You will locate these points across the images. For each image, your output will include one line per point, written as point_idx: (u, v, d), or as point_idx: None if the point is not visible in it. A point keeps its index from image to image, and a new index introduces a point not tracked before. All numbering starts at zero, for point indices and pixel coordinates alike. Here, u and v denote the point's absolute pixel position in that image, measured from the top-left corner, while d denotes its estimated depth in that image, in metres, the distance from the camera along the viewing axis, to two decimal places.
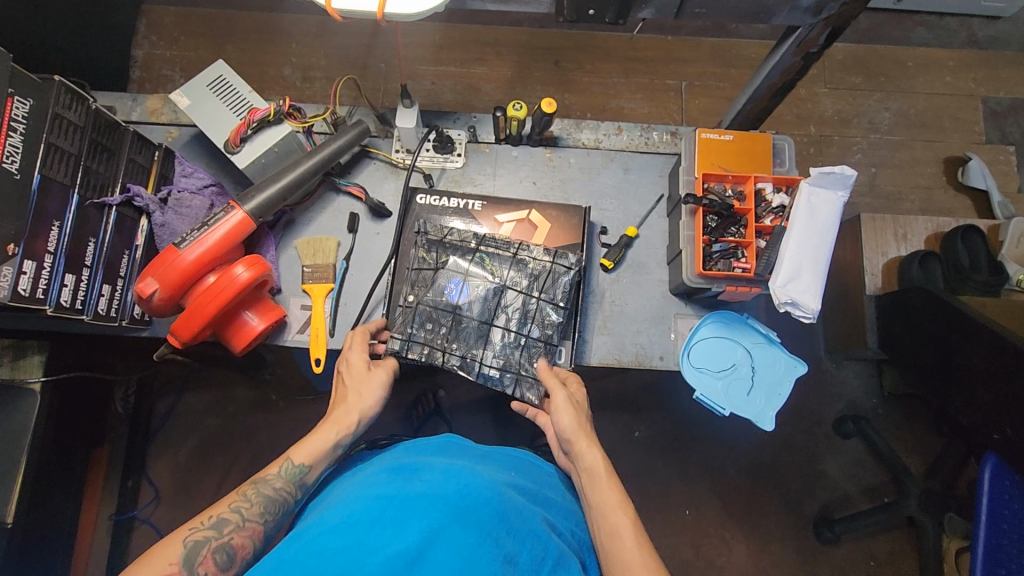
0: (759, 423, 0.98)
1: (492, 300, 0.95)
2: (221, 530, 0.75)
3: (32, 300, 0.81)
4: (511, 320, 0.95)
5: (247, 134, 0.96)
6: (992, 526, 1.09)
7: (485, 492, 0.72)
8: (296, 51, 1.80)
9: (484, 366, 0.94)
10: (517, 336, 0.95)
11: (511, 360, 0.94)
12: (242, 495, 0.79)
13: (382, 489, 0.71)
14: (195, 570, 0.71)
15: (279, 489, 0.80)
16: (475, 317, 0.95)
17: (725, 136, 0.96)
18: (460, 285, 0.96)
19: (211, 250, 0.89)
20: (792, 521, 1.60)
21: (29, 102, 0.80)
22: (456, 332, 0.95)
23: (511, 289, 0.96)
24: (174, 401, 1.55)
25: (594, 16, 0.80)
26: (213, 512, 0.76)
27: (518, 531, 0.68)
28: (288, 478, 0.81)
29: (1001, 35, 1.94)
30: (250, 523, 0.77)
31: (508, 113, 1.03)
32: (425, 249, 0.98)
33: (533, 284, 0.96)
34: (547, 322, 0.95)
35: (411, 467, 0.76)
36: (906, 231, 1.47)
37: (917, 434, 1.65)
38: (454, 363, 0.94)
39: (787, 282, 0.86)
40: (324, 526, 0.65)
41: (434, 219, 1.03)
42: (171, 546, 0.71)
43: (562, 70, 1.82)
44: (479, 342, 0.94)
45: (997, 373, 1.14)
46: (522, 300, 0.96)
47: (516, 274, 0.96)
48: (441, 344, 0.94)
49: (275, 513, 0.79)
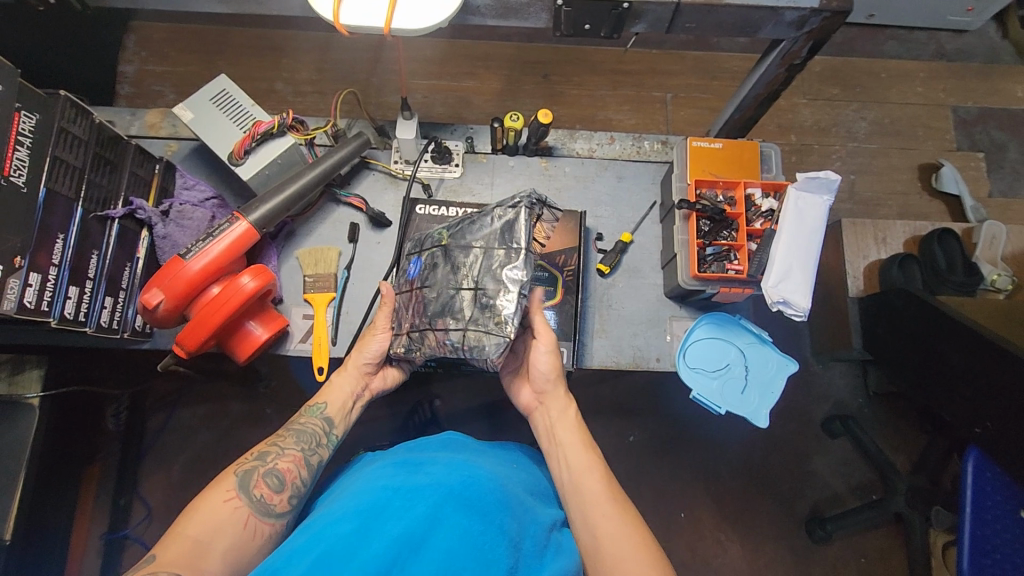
0: (753, 421, 1.01)
1: (450, 264, 0.90)
2: (266, 459, 0.84)
3: (37, 313, 0.81)
4: (470, 278, 0.88)
5: (251, 146, 0.97)
6: (977, 516, 1.13)
7: (487, 484, 0.74)
8: (286, 66, 1.82)
9: (452, 333, 0.86)
10: (484, 295, 0.86)
11: (481, 321, 0.85)
12: (279, 435, 0.89)
13: (388, 481, 0.73)
14: (252, 493, 0.79)
15: (311, 424, 0.91)
16: (439, 284, 0.90)
17: (715, 144, 0.99)
18: (416, 262, 0.96)
19: (215, 260, 0.90)
20: (785, 521, 1.63)
21: (36, 116, 0.80)
22: (426, 308, 0.90)
23: (473, 249, 0.89)
24: (167, 416, 1.54)
25: (591, 31, 0.83)
26: (255, 450, 0.86)
27: (522, 520, 0.72)
28: (311, 415, 0.92)
29: (967, 48, 2.04)
30: (290, 450, 0.87)
31: (506, 124, 1.06)
32: (409, 251, 1.00)
33: (495, 239, 0.89)
34: (514, 273, 0.86)
35: (416, 460, 0.79)
36: (885, 235, 1.54)
37: (902, 432, 1.70)
38: (428, 344, 0.89)
39: (779, 282, 0.89)
40: (334, 517, 0.67)
41: (424, 225, 1.06)
42: (226, 477, 0.80)
43: (551, 83, 1.86)
44: (445, 310, 0.87)
45: (975, 369, 1.19)
46: (484, 255, 0.88)
47: (477, 233, 0.90)
48: (415, 326, 0.91)
49: (309, 442, 0.89)
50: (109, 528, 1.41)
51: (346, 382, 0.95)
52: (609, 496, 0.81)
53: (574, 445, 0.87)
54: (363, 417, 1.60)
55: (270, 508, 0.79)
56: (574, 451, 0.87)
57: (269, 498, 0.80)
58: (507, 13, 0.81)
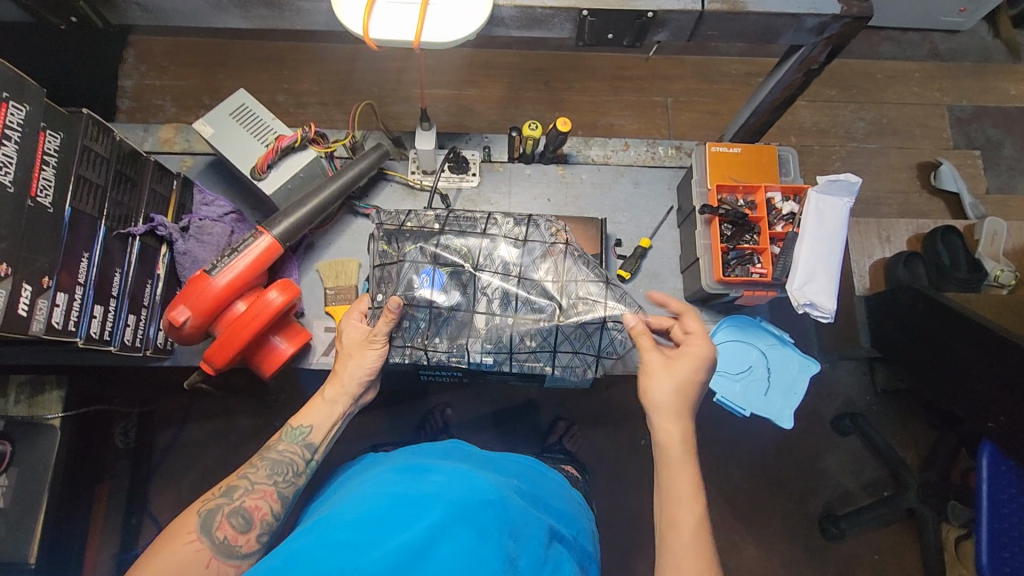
0: (778, 421, 1.02)
1: (469, 287, 0.95)
2: (232, 496, 0.78)
3: (64, 333, 0.81)
4: (487, 300, 0.95)
5: (274, 160, 0.97)
6: (993, 511, 1.12)
7: (492, 495, 0.74)
8: (287, 78, 1.82)
9: (475, 353, 0.94)
10: (501, 317, 0.94)
11: (501, 344, 0.94)
12: (251, 464, 0.83)
13: (392, 487, 0.73)
14: (214, 535, 0.74)
15: (285, 451, 0.85)
16: (453, 305, 0.95)
17: (733, 148, 1.00)
18: (433, 272, 0.95)
19: (241, 276, 0.90)
20: (798, 520, 1.64)
21: (60, 135, 0.80)
22: (438, 324, 0.95)
23: (486, 271, 0.95)
24: (176, 432, 1.52)
25: (614, 40, 0.84)
26: (222, 484, 0.79)
27: (521, 537, 0.71)
28: (290, 440, 0.86)
29: (960, 47, 2.07)
30: (260, 485, 0.81)
31: (524, 133, 1.06)
32: (385, 241, 0.98)
33: (511, 260, 0.96)
34: (530, 297, 0.95)
35: (421, 468, 0.79)
36: (890, 234, 1.60)
37: (911, 429, 1.72)
38: (442, 355, 0.95)
39: (804, 285, 0.89)
40: (339, 521, 0.67)
41: (425, 219, 1.00)
42: (186, 519, 0.74)
43: (553, 89, 1.87)
44: (464, 331, 0.95)
45: (987, 366, 1.20)
46: (501, 275, 0.95)
47: (490, 252, 0.97)
48: (427, 344, 0.95)
49: (283, 473, 0.83)
50: (119, 549, 1.39)
51: (337, 396, 0.90)
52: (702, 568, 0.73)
53: (678, 491, 0.79)
54: (376, 428, 1.59)
55: (233, 552, 0.75)
56: (679, 493, 0.79)
57: (232, 541, 0.75)
58: (531, 24, 0.81)
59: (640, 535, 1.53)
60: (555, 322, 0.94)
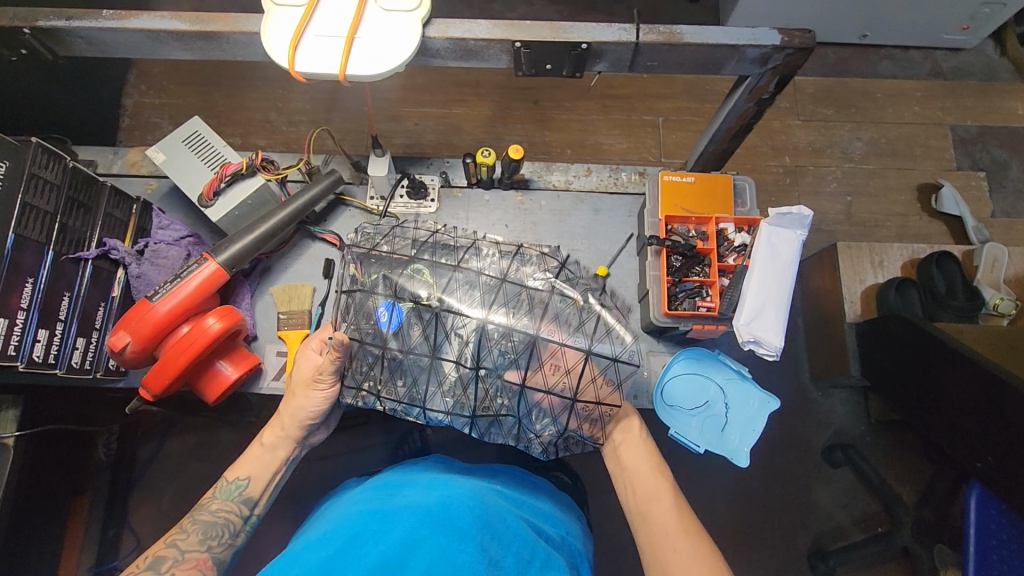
0: (734, 460, 0.98)
1: (430, 326, 0.90)
2: (160, 569, 0.75)
3: (3, 357, 0.82)
4: (452, 346, 0.89)
5: (221, 188, 0.99)
6: (981, 557, 1.07)
7: (467, 503, 0.79)
8: (279, 96, 1.84)
9: (432, 408, 0.90)
10: (467, 370, 0.89)
11: (460, 403, 0.91)
12: (177, 531, 0.81)
13: (368, 505, 0.78)
14: None
15: (217, 510, 0.85)
16: (415, 351, 0.89)
17: (687, 178, 0.99)
18: (393, 306, 0.90)
19: (183, 301, 0.91)
20: (787, 555, 1.57)
21: (4, 164, 0.82)
22: (396, 367, 0.91)
23: (453, 313, 0.90)
24: (156, 447, 1.52)
25: (553, 70, 0.83)
26: (148, 555, 0.77)
27: (503, 537, 0.76)
28: (224, 497, 0.86)
29: (964, 65, 2.01)
30: (191, 553, 0.79)
31: (477, 159, 1.07)
32: (355, 264, 0.99)
33: (486, 299, 0.92)
34: (501, 346, 0.89)
35: (394, 483, 0.84)
36: (882, 259, 1.46)
37: (907, 463, 1.63)
38: (398, 402, 0.92)
39: (750, 321, 0.88)
40: (320, 542, 0.72)
41: (400, 246, 0.99)
42: None
43: (541, 108, 1.87)
44: (426, 380, 0.90)
45: (976, 403, 1.12)
46: (473, 322, 0.90)
47: (464, 288, 0.93)
48: (376, 387, 0.92)
49: (217, 535, 0.83)
50: (95, 562, 1.39)
51: (273, 443, 0.91)
52: (682, 529, 0.82)
53: (661, 497, 0.85)
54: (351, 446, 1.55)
55: None
56: (657, 495, 0.86)
57: None
58: (466, 55, 0.81)
59: (623, 567, 1.46)
60: (522, 385, 0.89)
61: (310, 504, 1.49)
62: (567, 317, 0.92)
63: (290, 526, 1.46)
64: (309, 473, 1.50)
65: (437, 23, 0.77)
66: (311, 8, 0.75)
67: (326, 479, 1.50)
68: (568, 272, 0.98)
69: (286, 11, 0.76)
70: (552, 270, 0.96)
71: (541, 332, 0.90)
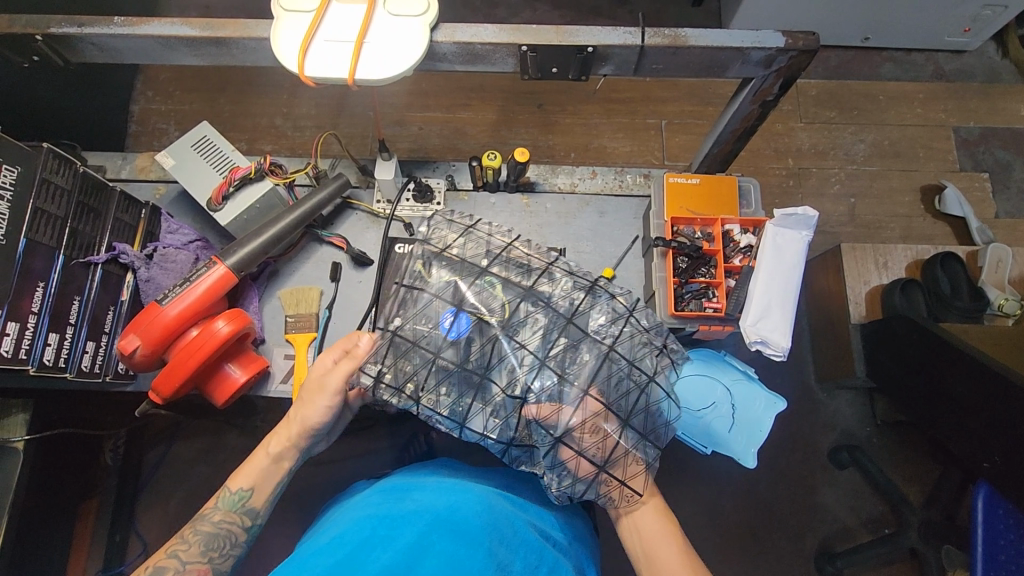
0: (743, 461, 0.98)
1: (490, 344, 0.87)
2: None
3: (15, 361, 0.83)
4: (506, 368, 0.86)
5: (229, 192, 1.01)
6: (990, 558, 1.05)
7: (477, 507, 0.79)
8: (285, 101, 1.85)
9: (470, 424, 0.86)
10: (513, 398, 0.85)
11: (500, 427, 0.86)
12: (180, 540, 0.82)
13: (377, 510, 0.78)
14: None
15: (218, 522, 0.85)
16: (466, 364, 0.87)
17: (692, 179, 0.99)
18: (457, 315, 0.89)
19: (193, 304, 0.91)
20: (793, 556, 1.57)
21: (16, 169, 0.82)
22: (446, 376, 0.87)
23: (513, 338, 0.87)
24: (163, 451, 1.52)
25: (559, 73, 0.84)
26: (151, 564, 0.79)
27: (512, 542, 0.77)
28: (227, 508, 0.86)
29: (966, 67, 2.01)
30: (192, 564, 0.80)
31: (483, 163, 1.06)
32: (423, 262, 0.93)
33: (548, 327, 0.88)
34: (548, 387, 0.85)
35: (405, 486, 0.84)
36: (886, 259, 1.47)
37: (914, 464, 1.62)
38: (441, 411, 0.86)
39: (757, 321, 0.91)
40: (329, 547, 0.72)
41: (473, 254, 0.94)
42: None
43: (545, 112, 1.87)
44: (470, 397, 0.87)
45: (981, 404, 1.12)
46: (529, 357, 0.87)
47: (529, 311, 0.89)
48: (417, 392, 0.87)
49: (219, 547, 0.84)
50: (103, 566, 1.40)
51: (276, 451, 0.90)
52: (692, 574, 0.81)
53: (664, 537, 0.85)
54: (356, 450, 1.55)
55: None
56: (659, 536, 0.85)
57: None
58: (473, 59, 0.81)
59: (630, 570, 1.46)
60: (559, 436, 0.84)
61: (316, 507, 1.49)
62: (618, 381, 0.87)
63: (296, 529, 1.46)
64: (315, 476, 1.50)
65: (445, 27, 0.78)
66: (319, 15, 0.76)
67: (332, 482, 1.50)
68: (637, 321, 0.92)
69: (295, 16, 0.77)
70: (619, 321, 0.90)
71: (592, 386, 0.86)
